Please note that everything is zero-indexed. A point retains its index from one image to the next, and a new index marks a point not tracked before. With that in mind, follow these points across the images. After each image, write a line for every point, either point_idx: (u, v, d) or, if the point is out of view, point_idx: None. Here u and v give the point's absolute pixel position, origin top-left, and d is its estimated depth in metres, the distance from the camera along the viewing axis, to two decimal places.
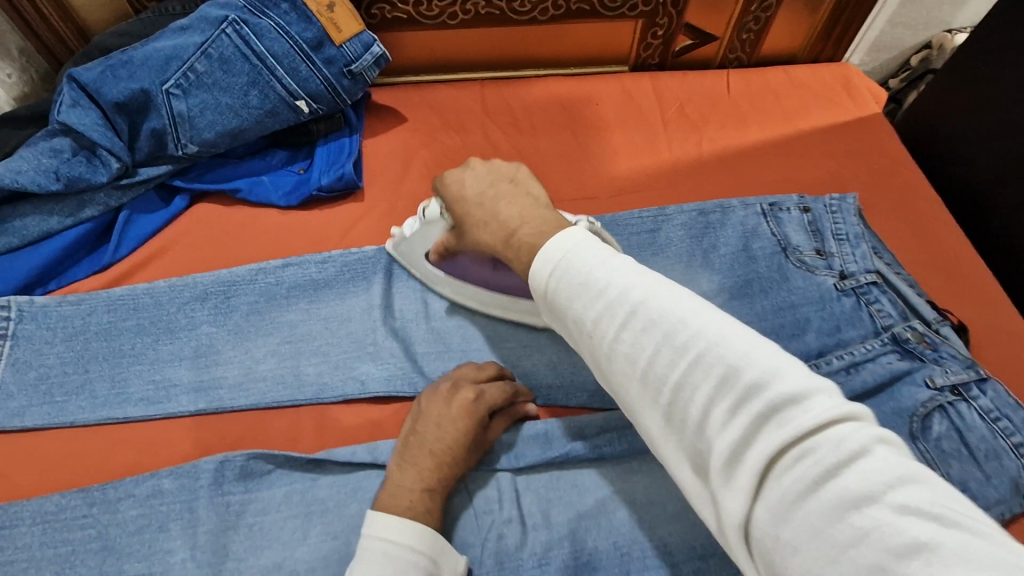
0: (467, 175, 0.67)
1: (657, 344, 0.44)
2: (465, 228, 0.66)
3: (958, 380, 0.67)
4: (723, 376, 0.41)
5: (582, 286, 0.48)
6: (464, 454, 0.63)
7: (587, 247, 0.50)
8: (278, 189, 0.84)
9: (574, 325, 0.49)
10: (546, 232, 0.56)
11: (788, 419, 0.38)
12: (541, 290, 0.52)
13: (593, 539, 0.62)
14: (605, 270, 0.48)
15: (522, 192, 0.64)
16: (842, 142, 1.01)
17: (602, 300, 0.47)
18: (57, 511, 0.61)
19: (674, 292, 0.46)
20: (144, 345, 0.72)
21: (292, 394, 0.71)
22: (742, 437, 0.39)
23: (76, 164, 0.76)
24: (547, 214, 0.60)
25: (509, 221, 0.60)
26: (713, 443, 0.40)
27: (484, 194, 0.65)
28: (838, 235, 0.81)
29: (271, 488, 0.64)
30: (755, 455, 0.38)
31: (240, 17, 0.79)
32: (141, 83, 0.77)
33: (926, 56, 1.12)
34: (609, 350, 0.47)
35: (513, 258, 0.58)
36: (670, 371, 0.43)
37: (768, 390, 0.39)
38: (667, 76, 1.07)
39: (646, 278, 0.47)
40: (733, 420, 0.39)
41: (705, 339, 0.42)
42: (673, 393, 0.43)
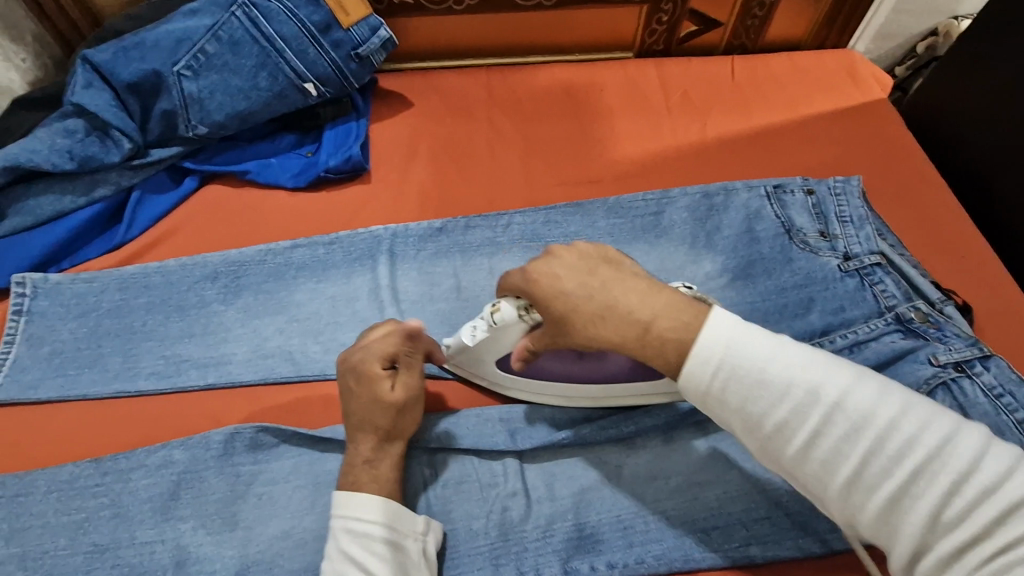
0: (555, 265, 0.56)
1: (870, 450, 0.46)
2: (568, 326, 0.55)
3: (961, 357, 0.67)
4: (948, 480, 0.44)
5: (772, 393, 0.49)
6: (378, 416, 0.61)
7: (770, 348, 0.50)
8: (286, 171, 0.85)
9: (764, 430, 0.49)
10: (686, 322, 0.52)
11: (1015, 516, 0.43)
12: (709, 396, 0.51)
13: (596, 512, 0.63)
14: (799, 372, 0.49)
15: (626, 276, 0.56)
16: (847, 127, 1.01)
17: (801, 406, 0.48)
18: (70, 479, 0.63)
19: (873, 390, 0.48)
20: (156, 321, 0.74)
21: (299, 370, 0.72)
22: (969, 535, 0.43)
23: (89, 144, 0.77)
24: (670, 296, 0.54)
25: (639, 316, 0.53)
26: (940, 538, 0.44)
27: (589, 287, 0.55)
28: (842, 217, 0.81)
29: (279, 460, 0.65)
30: (985, 547, 0.43)
31: (249, 0, 0.80)
32: (152, 64, 0.78)
33: (931, 44, 1.13)
34: (809, 453, 0.48)
35: (654, 358, 0.53)
36: (885, 477, 0.46)
37: (995, 490, 0.43)
38: (672, 62, 1.07)
39: (836, 372, 0.48)
40: (964, 520, 0.44)
41: (918, 440, 0.46)
42: (892, 497, 0.46)
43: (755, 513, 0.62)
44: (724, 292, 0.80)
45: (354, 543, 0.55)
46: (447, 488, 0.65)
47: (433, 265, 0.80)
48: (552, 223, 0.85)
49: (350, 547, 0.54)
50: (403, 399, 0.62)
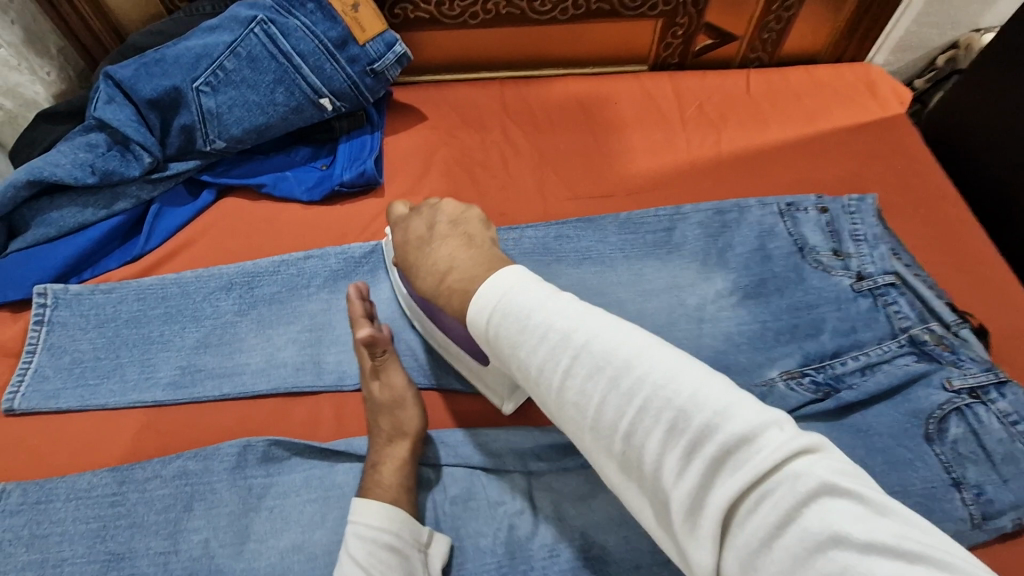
0: (411, 221, 0.65)
1: (606, 390, 0.42)
2: (406, 266, 0.63)
3: (976, 383, 0.66)
4: (672, 418, 0.39)
5: (522, 328, 0.46)
6: (381, 418, 0.66)
7: (525, 284, 0.48)
8: (302, 184, 0.86)
9: (518, 368, 0.47)
10: (475, 275, 0.53)
11: (744, 461, 0.36)
12: (480, 334, 0.50)
13: (604, 534, 0.62)
14: (542, 309, 0.46)
15: (461, 229, 0.60)
16: (863, 143, 1.00)
17: (544, 344, 0.45)
18: (89, 488, 0.64)
19: (616, 330, 0.44)
20: (173, 332, 0.75)
21: (312, 384, 0.73)
22: (701, 483, 0.37)
23: (111, 158, 0.79)
24: (483, 254, 0.55)
25: (441, 263, 0.57)
26: (672, 487, 0.39)
27: (423, 238, 0.62)
28: (856, 236, 0.81)
29: (291, 473, 0.66)
30: (716, 501, 0.37)
31: (268, 17, 0.81)
32: (173, 80, 0.80)
33: (952, 57, 1.11)
34: (556, 396, 0.45)
35: (445, 304, 0.55)
36: (619, 419, 0.42)
37: (718, 433, 0.38)
38: (687, 76, 1.07)
39: (592, 318, 0.45)
40: (689, 465, 0.38)
41: (653, 382, 0.41)
42: (625, 440, 0.41)
43: None
44: (735, 310, 0.80)
45: (360, 549, 0.57)
46: (455, 505, 0.65)
47: None
48: (563, 238, 0.86)
49: (358, 552, 0.56)
50: (391, 398, 0.66)
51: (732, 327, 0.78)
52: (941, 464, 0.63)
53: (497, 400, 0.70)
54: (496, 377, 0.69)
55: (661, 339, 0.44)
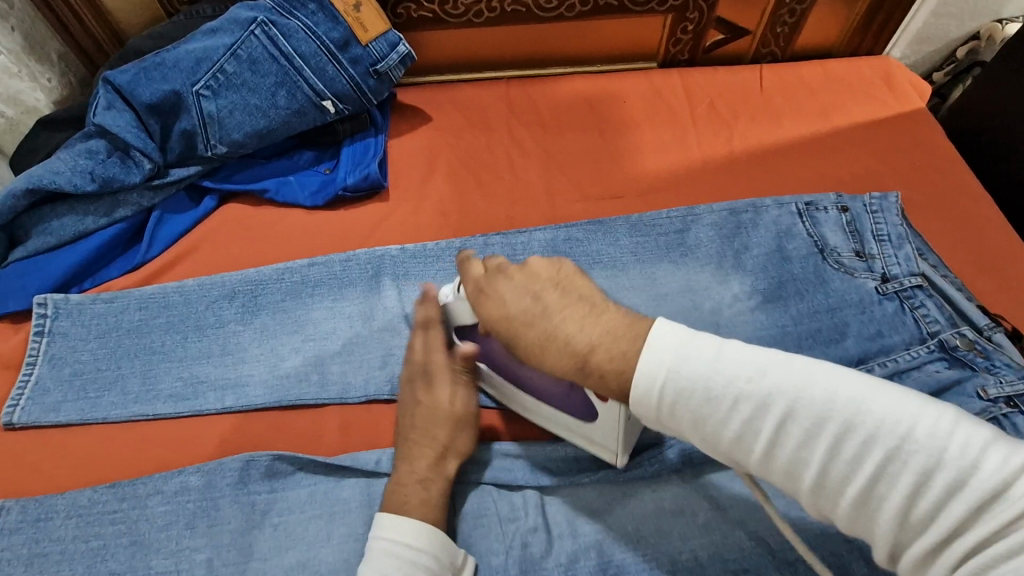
0: (501, 284, 0.55)
1: (831, 446, 0.41)
2: (516, 351, 0.54)
3: (1014, 392, 0.62)
4: (915, 467, 0.39)
5: (715, 400, 0.44)
6: (439, 430, 0.63)
7: (699, 343, 0.45)
8: (304, 189, 0.85)
9: (708, 440, 0.45)
10: (628, 356, 0.47)
11: (988, 505, 0.37)
12: (664, 408, 0.46)
13: (620, 550, 0.60)
14: (737, 370, 0.44)
15: (574, 296, 0.52)
16: (883, 139, 0.96)
17: (747, 406, 0.43)
18: (89, 505, 0.62)
19: (815, 383, 0.42)
20: (175, 342, 0.73)
21: (316, 396, 0.70)
22: (946, 534, 0.38)
23: (110, 165, 0.77)
24: (618, 324, 0.49)
25: (579, 349, 0.49)
26: (916, 537, 0.39)
27: (531, 311, 0.52)
28: (879, 236, 0.78)
29: (295, 489, 0.64)
30: (963, 544, 0.37)
31: (269, 18, 0.79)
32: (173, 85, 0.78)
33: (972, 49, 1.07)
34: (772, 457, 0.43)
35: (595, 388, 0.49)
36: (852, 474, 0.41)
37: (967, 479, 0.38)
38: (698, 72, 1.03)
39: (794, 371, 0.43)
40: (941, 512, 0.38)
41: (883, 432, 0.40)
42: (862, 493, 0.40)
43: (793, 555, 0.57)
44: (756, 315, 0.77)
45: (388, 564, 0.54)
46: (465, 522, 0.63)
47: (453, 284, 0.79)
48: (573, 241, 0.83)
49: (387, 568, 0.53)
50: (460, 412, 0.65)
51: (751, 331, 0.75)
52: None
53: (609, 456, 0.63)
54: (603, 433, 0.61)
55: (866, 378, 0.43)
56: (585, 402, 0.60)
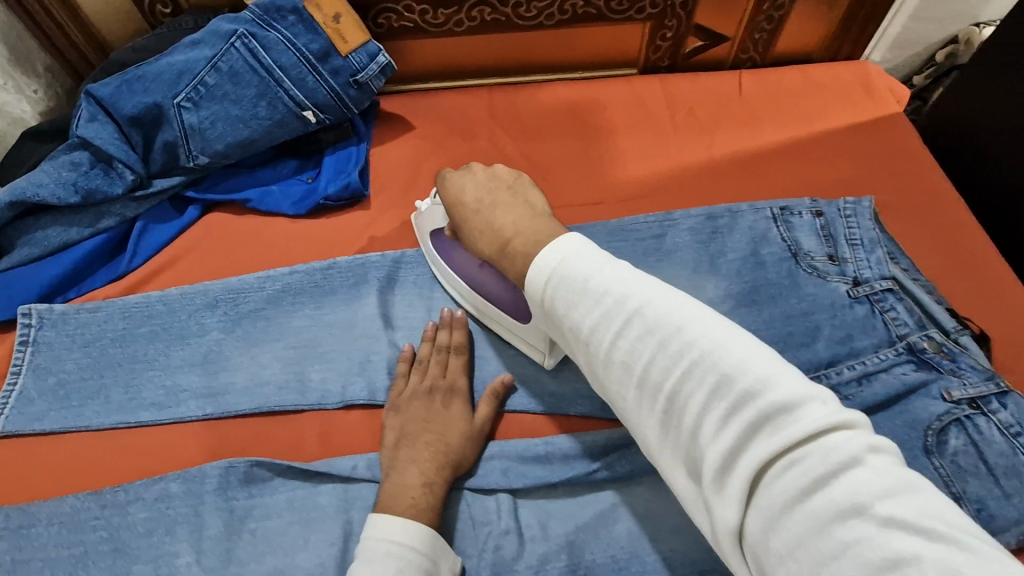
0: (468, 179, 0.71)
1: (655, 355, 0.46)
2: (465, 234, 0.69)
3: (977, 393, 0.64)
4: (715, 383, 0.43)
5: (584, 293, 0.51)
6: (453, 441, 0.66)
7: (585, 253, 0.53)
8: (287, 198, 0.86)
9: (573, 334, 0.52)
10: (539, 241, 0.59)
11: (781, 427, 0.40)
12: (539, 295, 0.55)
13: (591, 551, 0.61)
14: (603, 277, 0.51)
15: (520, 199, 0.67)
16: (860, 143, 0.98)
17: (600, 308, 0.50)
18: (71, 512, 0.64)
19: (672, 301, 0.48)
20: (157, 351, 0.75)
21: (294, 401, 0.71)
22: (733, 451, 0.41)
23: (94, 176, 0.79)
24: (542, 223, 0.62)
25: (505, 230, 0.63)
26: (706, 451, 0.43)
27: (483, 202, 0.68)
28: (852, 240, 0.79)
29: (274, 494, 0.66)
30: (746, 463, 0.41)
31: (249, 31, 0.81)
32: (154, 97, 0.79)
33: (952, 51, 1.08)
34: (607, 356, 0.49)
35: (506, 266, 0.62)
36: (666, 381, 0.46)
37: (759, 399, 0.41)
38: (677, 78, 1.05)
39: (650, 289, 0.49)
40: (727, 428, 0.42)
41: (701, 351, 0.45)
42: (670, 401, 0.45)
43: None
44: (729, 319, 0.78)
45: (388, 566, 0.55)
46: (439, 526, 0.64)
47: (432, 290, 0.80)
48: None
49: (386, 569, 0.54)
50: (477, 429, 0.68)
51: None
52: (941, 479, 0.61)
53: (538, 356, 0.71)
54: (536, 333, 0.70)
55: (711, 311, 0.48)
56: (522, 301, 0.70)
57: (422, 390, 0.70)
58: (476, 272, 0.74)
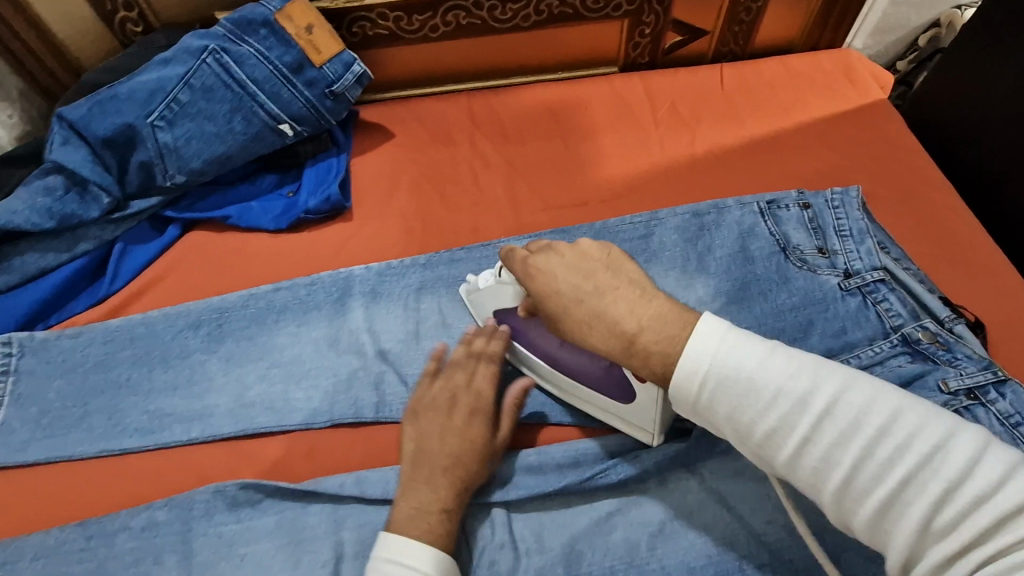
0: (552, 260, 0.58)
1: (854, 455, 0.44)
2: (563, 327, 0.57)
3: (973, 383, 0.62)
4: (933, 482, 0.42)
5: (753, 391, 0.47)
6: (474, 465, 0.62)
7: (744, 346, 0.49)
8: (267, 213, 0.84)
9: (743, 435, 0.48)
10: (673, 334, 0.51)
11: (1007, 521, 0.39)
12: (691, 399, 0.50)
13: (588, 562, 0.60)
14: (773, 375, 0.47)
15: (624, 278, 0.56)
16: (845, 132, 0.96)
17: (777, 410, 0.46)
18: (56, 545, 0.63)
19: (858, 390, 0.45)
20: (140, 375, 0.73)
21: (280, 420, 0.70)
22: (961, 537, 0.40)
23: (69, 201, 0.77)
24: (664, 307, 0.53)
25: (626, 327, 0.53)
26: (930, 546, 0.42)
27: (582, 288, 0.56)
28: (841, 231, 0.78)
29: (262, 517, 0.64)
30: (978, 546, 0.40)
31: (220, 46, 0.80)
32: (127, 117, 0.78)
33: (934, 36, 1.07)
34: (793, 458, 0.46)
35: (638, 368, 0.53)
36: (871, 482, 0.43)
37: (980, 494, 0.40)
38: (657, 74, 1.03)
39: (830, 381, 0.46)
40: (952, 526, 0.41)
41: (904, 444, 0.43)
42: (879, 503, 0.43)
43: (758, 559, 0.59)
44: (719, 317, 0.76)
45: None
46: None
47: (418, 301, 0.78)
48: None
49: None
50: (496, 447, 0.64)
51: None
52: None
53: (644, 436, 0.64)
54: (638, 412, 0.63)
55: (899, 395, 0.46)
56: (623, 381, 0.63)
57: (444, 405, 0.65)
58: (556, 351, 0.67)
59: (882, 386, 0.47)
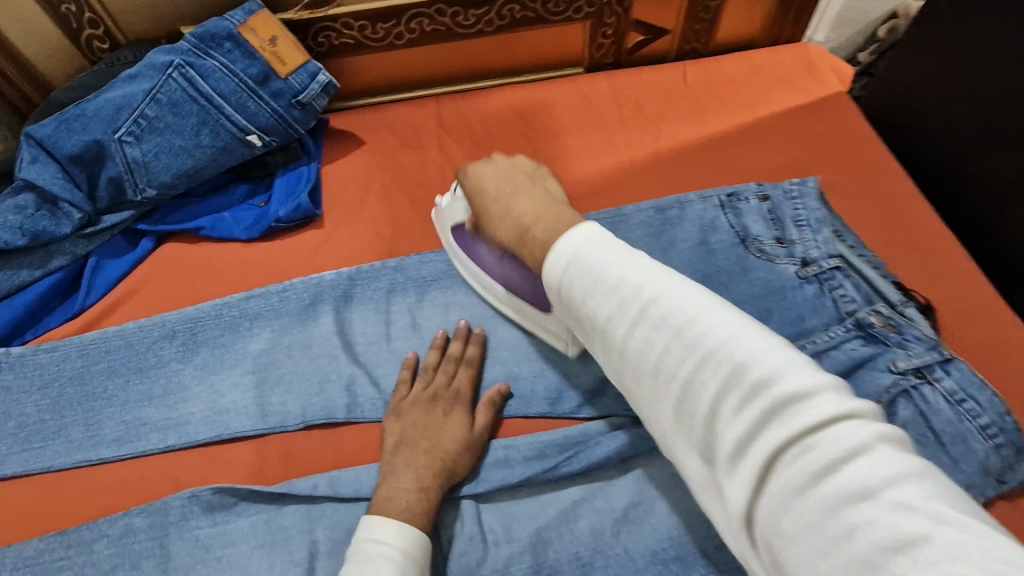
0: (488, 168, 0.71)
1: (667, 343, 0.46)
2: (484, 220, 0.69)
3: (922, 362, 0.65)
4: (731, 374, 0.43)
5: (596, 283, 0.51)
6: (450, 447, 0.66)
7: (602, 241, 0.52)
8: (239, 223, 0.86)
9: (587, 321, 0.52)
10: (559, 228, 0.57)
11: (793, 417, 0.40)
12: (553, 284, 0.54)
13: (555, 550, 0.62)
14: (616, 266, 0.50)
15: (540, 185, 0.67)
16: (804, 125, 0.99)
17: (612, 296, 0.49)
18: (35, 555, 0.64)
19: (687, 289, 0.48)
20: (116, 387, 0.74)
21: (255, 424, 0.72)
22: (746, 430, 0.41)
23: (39, 218, 0.79)
24: (559, 208, 0.61)
25: (524, 216, 0.62)
26: (722, 435, 0.42)
27: (505, 189, 0.67)
28: (799, 221, 0.80)
29: (237, 520, 0.66)
30: (759, 449, 0.40)
31: (185, 61, 0.81)
32: (94, 134, 0.79)
33: (893, 27, 1.09)
34: (621, 343, 0.49)
35: (526, 254, 0.61)
36: (678, 367, 0.45)
37: (772, 390, 0.41)
38: (622, 74, 1.05)
39: (662, 277, 0.49)
40: (740, 415, 0.42)
41: (715, 339, 0.44)
42: (683, 388, 0.45)
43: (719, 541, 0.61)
44: None
45: (388, 567, 0.54)
46: None
47: (389, 304, 0.80)
48: None
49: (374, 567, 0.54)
50: (474, 436, 0.67)
51: None
52: None
53: (562, 346, 0.73)
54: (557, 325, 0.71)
55: (727, 302, 0.47)
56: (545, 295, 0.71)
57: (423, 396, 0.70)
58: (497, 265, 0.75)
59: (713, 292, 0.48)
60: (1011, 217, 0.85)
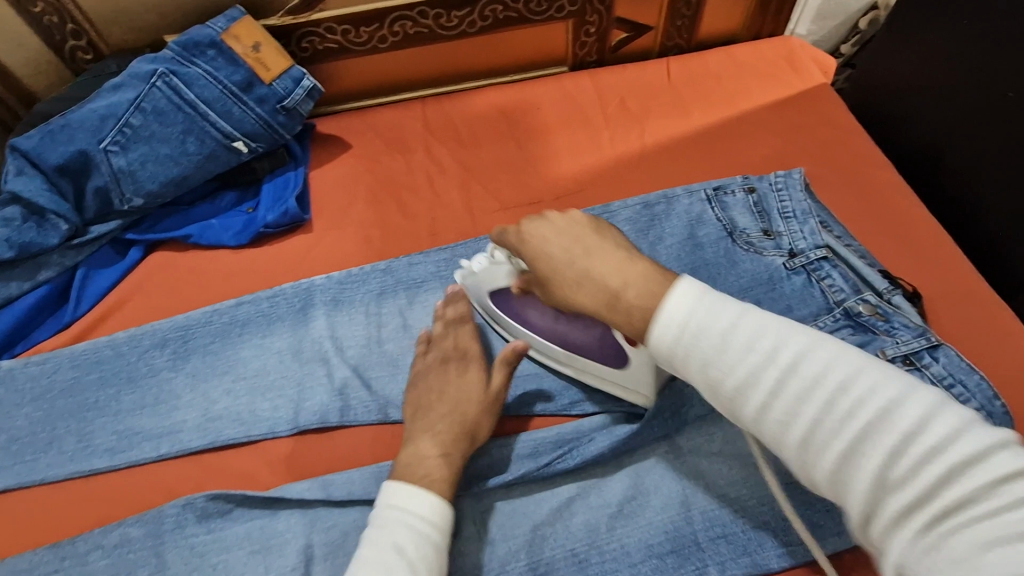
0: (542, 225, 0.59)
1: (817, 410, 0.44)
2: (551, 287, 0.58)
3: (909, 349, 0.65)
4: (897, 439, 0.40)
5: (720, 350, 0.47)
6: (468, 409, 0.67)
7: (717, 301, 0.49)
8: (228, 230, 0.86)
9: (710, 388, 0.48)
10: (657, 292, 0.51)
11: (971, 478, 0.38)
12: (662, 353, 0.50)
13: (550, 548, 0.62)
14: (740, 330, 0.47)
15: (610, 241, 0.56)
16: (788, 117, 1.00)
17: (744, 362, 0.46)
18: (30, 567, 0.64)
19: (826, 348, 0.45)
20: (107, 397, 0.74)
21: (247, 430, 0.72)
22: (921, 495, 0.39)
23: (26, 229, 0.78)
24: (648, 267, 0.53)
25: (611, 284, 0.53)
26: (891, 500, 0.40)
27: (574, 251, 0.56)
28: (785, 213, 0.80)
29: (233, 526, 0.66)
30: (934, 512, 0.39)
31: (169, 69, 0.81)
32: (79, 145, 0.79)
33: (874, 18, 1.09)
34: (759, 412, 0.46)
35: (622, 324, 0.53)
36: (834, 435, 0.43)
37: (948, 451, 0.39)
38: (606, 72, 1.06)
39: (796, 337, 0.46)
40: (911, 480, 0.40)
41: (870, 400, 0.42)
42: (841, 457, 0.42)
43: (713, 533, 0.62)
44: None
45: (405, 534, 0.55)
46: None
47: (379, 306, 0.80)
48: None
49: (391, 533, 0.55)
50: (492, 396, 0.68)
51: None
52: None
53: (638, 399, 0.68)
54: (632, 374, 0.67)
55: (871, 356, 0.45)
56: (615, 346, 0.67)
57: (438, 360, 0.71)
58: (553, 325, 0.70)
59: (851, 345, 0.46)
60: (992, 204, 0.86)
